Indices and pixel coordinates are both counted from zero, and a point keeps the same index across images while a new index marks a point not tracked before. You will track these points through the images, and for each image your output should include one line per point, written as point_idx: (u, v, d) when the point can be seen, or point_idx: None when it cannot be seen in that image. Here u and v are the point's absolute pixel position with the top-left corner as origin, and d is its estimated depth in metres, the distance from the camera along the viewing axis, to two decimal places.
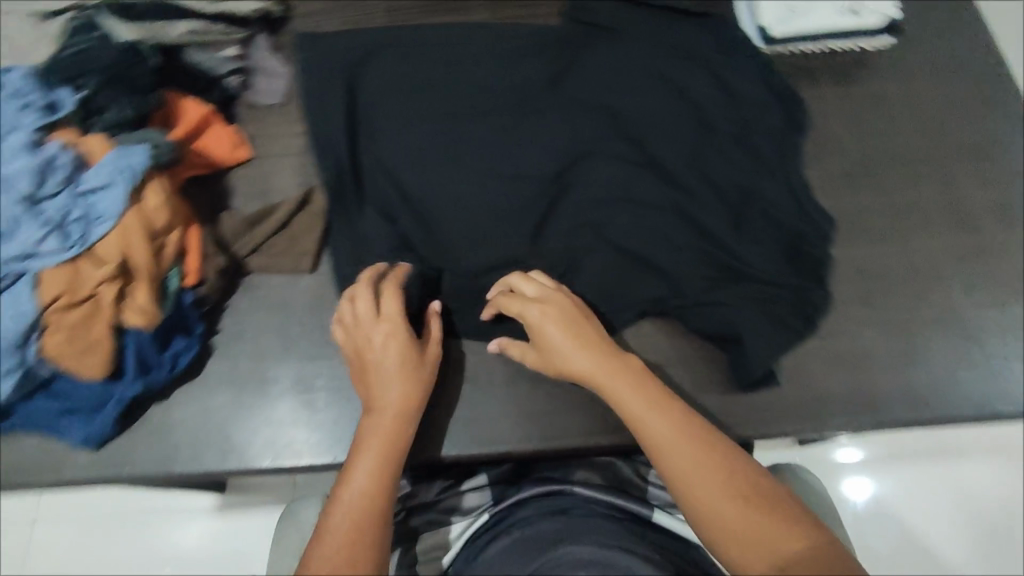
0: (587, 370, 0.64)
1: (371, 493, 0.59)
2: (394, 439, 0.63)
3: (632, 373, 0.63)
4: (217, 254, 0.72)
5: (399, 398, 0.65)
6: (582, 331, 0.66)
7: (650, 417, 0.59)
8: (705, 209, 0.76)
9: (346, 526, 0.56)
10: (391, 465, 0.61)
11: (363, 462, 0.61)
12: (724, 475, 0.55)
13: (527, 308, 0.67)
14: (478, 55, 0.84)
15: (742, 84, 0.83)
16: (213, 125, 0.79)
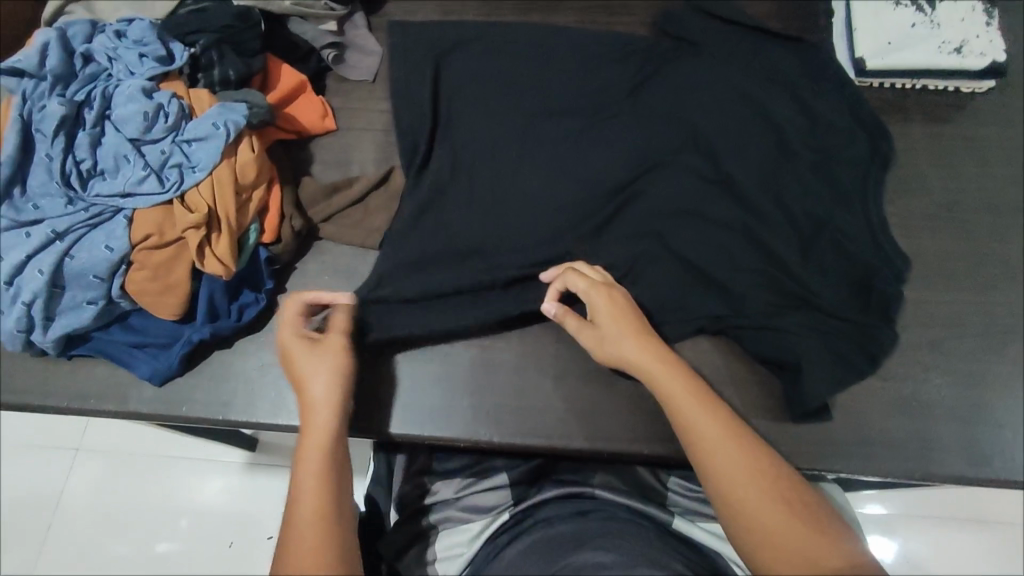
0: (638, 361, 0.64)
1: (311, 503, 0.55)
2: (334, 442, 0.59)
3: (686, 376, 0.62)
4: (296, 216, 0.75)
5: (329, 394, 0.61)
6: (638, 323, 0.67)
7: (696, 414, 0.59)
8: (775, 233, 0.75)
9: (307, 540, 0.53)
10: (330, 473, 0.57)
11: (305, 469, 0.57)
12: (766, 482, 0.55)
13: (597, 292, 0.68)
14: (564, 57, 0.86)
15: (826, 114, 0.82)
16: (305, 94, 0.82)
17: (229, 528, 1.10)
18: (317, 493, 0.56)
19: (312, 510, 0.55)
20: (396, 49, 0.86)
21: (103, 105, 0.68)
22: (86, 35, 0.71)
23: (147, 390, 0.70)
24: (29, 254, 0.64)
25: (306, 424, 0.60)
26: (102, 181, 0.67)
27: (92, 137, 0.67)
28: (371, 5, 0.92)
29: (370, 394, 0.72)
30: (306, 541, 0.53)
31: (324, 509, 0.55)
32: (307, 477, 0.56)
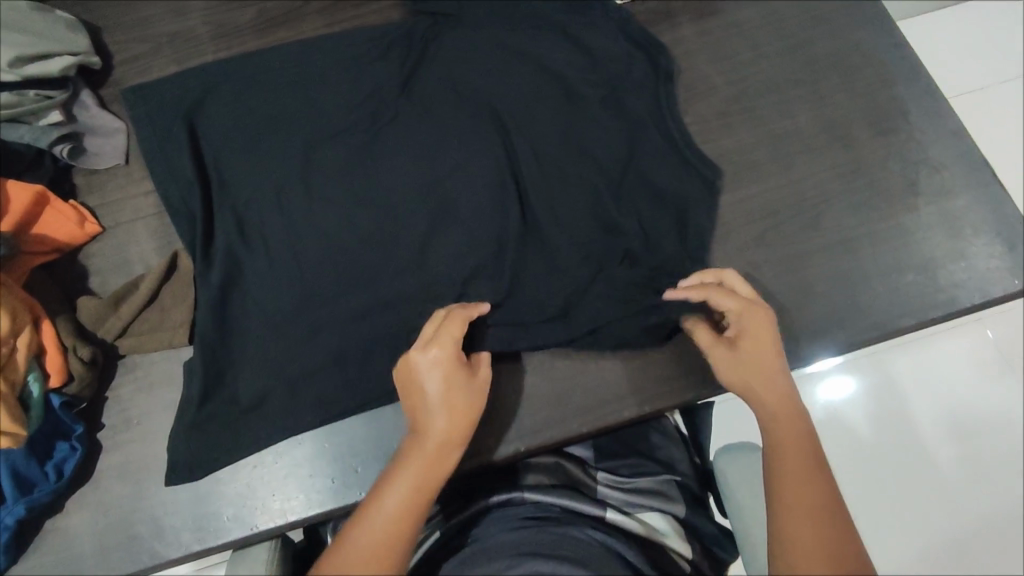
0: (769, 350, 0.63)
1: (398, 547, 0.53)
2: (431, 475, 0.57)
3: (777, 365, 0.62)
4: (81, 345, 0.67)
5: (446, 429, 0.58)
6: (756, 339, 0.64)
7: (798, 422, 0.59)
8: (582, 182, 0.73)
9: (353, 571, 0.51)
10: (407, 527, 0.54)
11: (390, 500, 0.55)
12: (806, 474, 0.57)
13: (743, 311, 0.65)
14: (321, 68, 0.79)
15: (598, 44, 0.79)
16: (50, 204, 0.72)
17: None
18: (401, 530, 0.54)
19: (354, 555, 0.52)
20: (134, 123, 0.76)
21: None
22: None
23: None
24: None
25: (404, 464, 0.57)
26: None
27: None
28: (98, 77, 0.83)
29: (231, 499, 0.66)
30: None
31: (399, 547, 0.53)
32: (371, 521, 0.54)
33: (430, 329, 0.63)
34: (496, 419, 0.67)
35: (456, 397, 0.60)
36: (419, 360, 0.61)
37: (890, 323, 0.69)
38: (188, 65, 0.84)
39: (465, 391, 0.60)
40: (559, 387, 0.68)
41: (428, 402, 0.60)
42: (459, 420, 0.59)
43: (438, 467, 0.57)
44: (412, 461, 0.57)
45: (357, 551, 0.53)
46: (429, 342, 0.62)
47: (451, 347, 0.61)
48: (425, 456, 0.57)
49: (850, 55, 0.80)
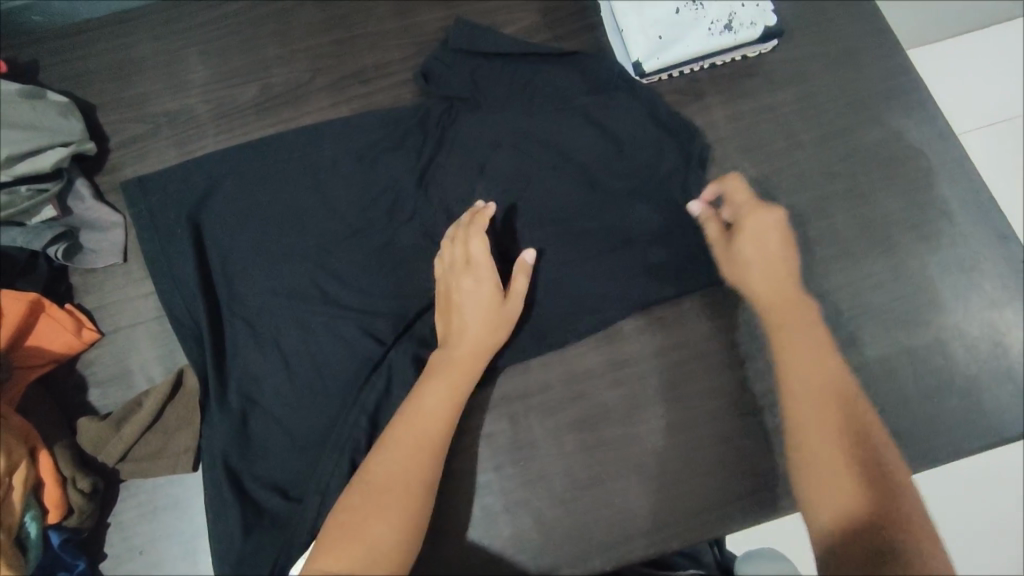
0: (764, 291, 0.65)
1: (428, 458, 0.57)
2: (466, 376, 0.62)
3: (809, 325, 0.63)
4: (81, 475, 0.64)
5: (482, 333, 0.63)
6: (776, 268, 0.66)
7: (803, 376, 0.59)
8: (621, 279, 0.69)
9: (401, 458, 0.56)
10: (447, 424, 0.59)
11: (431, 398, 0.60)
12: (835, 431, 0.55)
13: (744, 224, 0.67)
14: (330, 161, 0.74)
15: (629, 127, 0.73)
16: (44, 313, 0.68)
17: None
18: (440, 422, 0.59)
19: (374, 486, 0.55)
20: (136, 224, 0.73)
21: None
22: None
23: None
24: None
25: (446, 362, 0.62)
26: None
27: None
28: (93, 163, 0.79)
29: None
30: (369, 503, 0.54)
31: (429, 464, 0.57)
32: (396, 447, 0.57)
33: (456, 250, 0.65)
34: (516, 554, 0.64)
35: (488, 334, 0.63)
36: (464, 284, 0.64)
37: (930, 451, 0.65)
38: (188, 149, 0.79)
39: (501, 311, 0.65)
40: (584, 520, 0.64)
41: (468, 337, 0.63)
42: (492, 319, 0.63)
43: (468, 376, 0.62)
44: (436, 396, 0.60)
45: (403, 445, 0.57)
46: (469, 260, 0.64)
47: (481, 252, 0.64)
48: (450, 385, 0.60)
49: (893, 144, 0.75)
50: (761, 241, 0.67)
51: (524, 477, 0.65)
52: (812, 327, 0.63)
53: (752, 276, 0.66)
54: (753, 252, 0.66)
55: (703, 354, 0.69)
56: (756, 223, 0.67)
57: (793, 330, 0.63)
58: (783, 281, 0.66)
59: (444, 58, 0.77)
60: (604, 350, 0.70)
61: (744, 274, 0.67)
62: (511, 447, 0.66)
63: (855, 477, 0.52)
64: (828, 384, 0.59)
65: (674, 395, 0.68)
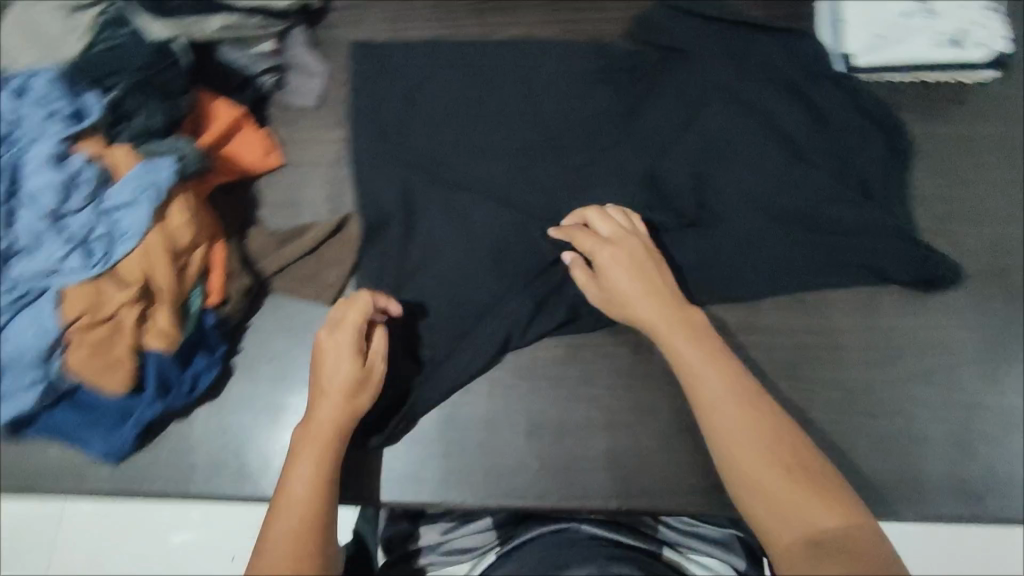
0: (648, 313, 0.62)
1: (313, 541, 0.53)
2: (335, 442, 0.59)
3: (712, 348, 0.60)
4: (242, 274, 0.70)
5: (335, 419, 0.60)
6: (651, 282, 0.64)
7: (711, 383, 0.57)
8: (802, 247, 0.71)
9: (282, 547, 0.52)
10: (321, 501, 0.55)
11: (299, 482, 0.56)
12: (767, 439, 0.54)
13: (600, 248, 0.65)
14: (535, 78, 0.80)
15: (836, 109, 0.75)
16: (244, 129, 0.76)
17: None
18: (318, 497, 0.55)
19: (291, 504, 0.55)
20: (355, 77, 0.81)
21: (10, 179, 0.60)
22: None
23: (107, 468, 0.69)
24: None
25: (309, 437, 0.59)
26: (24, 261, 0.61)
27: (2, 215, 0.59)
28: (310, 16, 0.84)
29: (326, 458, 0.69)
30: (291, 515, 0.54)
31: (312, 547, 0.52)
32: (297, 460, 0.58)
33: (341, 309, 0.63)
34: (605, 469, 0.66)
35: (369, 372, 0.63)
36: (578, 277, 0.66)
37: None
38: (400, 27, 0.84)
39: (596, 294, 0.65)
40: (678, 461, 0.66)
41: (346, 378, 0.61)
42: (339, 401, 0.61)
43: (332, 450, 0.59)
44: (338, 413, 0.60)
45: (281, 536, 0.53)
46: (340, 320, 0.63)
47: (350, 331, 0.62)
48: (336, 398, 0.61)
49: None
50: (631, 265, 0.64)
51: (632, 404, 0.68)
52: (690, 349, 0.60)
53: (624, 299, 0.63)
54: (622, 284, 0.64)
55: (834, 347, 0.70)
56: (609, 254, 0.65)
57: (682, 342, 0.60)
58: (650, 303, 0.63)
59: (665, 14, 0.80)
60: (737, 316, 0.72)
61: (626, 309, 0.63)
62: (627, 374, 0.69)
63: (789, 477, 0.52)
64: (743, 398, 0.56)
65: (794, 378, 0.69)
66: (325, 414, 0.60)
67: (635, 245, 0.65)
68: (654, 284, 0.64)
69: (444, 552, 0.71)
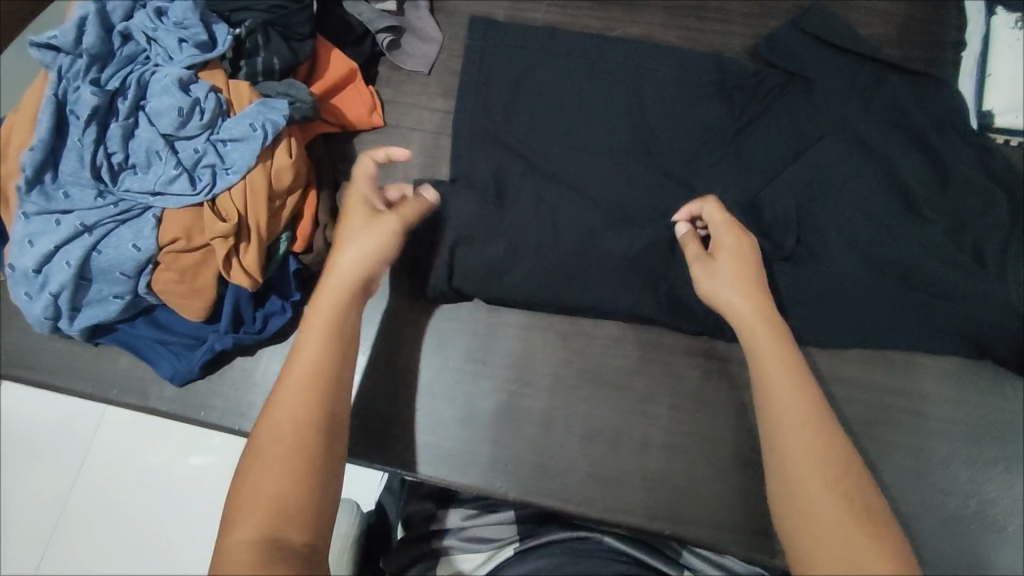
0: (747, 314, 0.58)
1: (320, 408, 0.51)
2: (347, 307, 0.57)
3: (799, 364, 0.55)
4: (331, 226, 0.70)
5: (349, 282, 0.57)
6: (756, 283, 0.60)
7: (789, 394, 0.53)
8: (900, 307, 0.66)
9: (291, 414, 0.50)
10: (333, 364, 0.53)
11: (307, 345, 0.53)
12: (833, 469, 0.49)
13: (722, 237, 0.61)
14: (647, 77, 0.76)
15: (961, 167, 0.68)
16: (354, 83, 0.76)
17: (186, 519, 0.92)
18: (329, 363, 0.53)
19: (300, 365, 0.52)
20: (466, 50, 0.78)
21: (137, 95, 0.63)
22: (126, 9, 0.65)
23: (170, 390, 0.70)
24: (57, 244, 0.62)
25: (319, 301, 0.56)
26: (135, 176, 0.63)
27: (125, 129, 0.62)
28: None
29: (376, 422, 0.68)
30: (275, 458, 0.47)
31: (320, 416, 0.50)
32: (280, 395, 0.51)
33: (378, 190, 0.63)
34: (656, 491, 0.64)
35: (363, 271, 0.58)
36: (691, 249, 0.62)
37: None
38: (519, 6, 0.83)
39: (702, 276, 0.60)
40: (732, 496, 0.64)
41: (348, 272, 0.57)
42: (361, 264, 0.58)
43: (345, 319, 0.56)
44: (379, 231, 0.59)
45: (288, 401, 0.50)
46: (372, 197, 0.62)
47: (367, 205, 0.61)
48: (374, 231, 0.59)
49: None
50: (743, 266, 0.60)
51: (693, 429, 0.66)
52: (794, 359, 0.55)
53: (725, 288, 0.59)
54: (732, 275, 0.59)
55: (915, 412, 0.67)
56: (731, 245, 0.61)
57: (772, 347, 0.56)
58: (754, 303, 0.58)
59: (793, 33, 0.75)
60: (819, 361, 0.68)
61: (729, 298, 0.59)
62: (693, 398, 0.67)
63: (845, 514, 0.46)
64: (817, 425, 0.51)
65: (869, 438, 0.66)
66: (339, 277, 0.57)
67: (749, 245, 0.61)
68: (760, 291, 0.59)
69: (465, 539, 0.65)
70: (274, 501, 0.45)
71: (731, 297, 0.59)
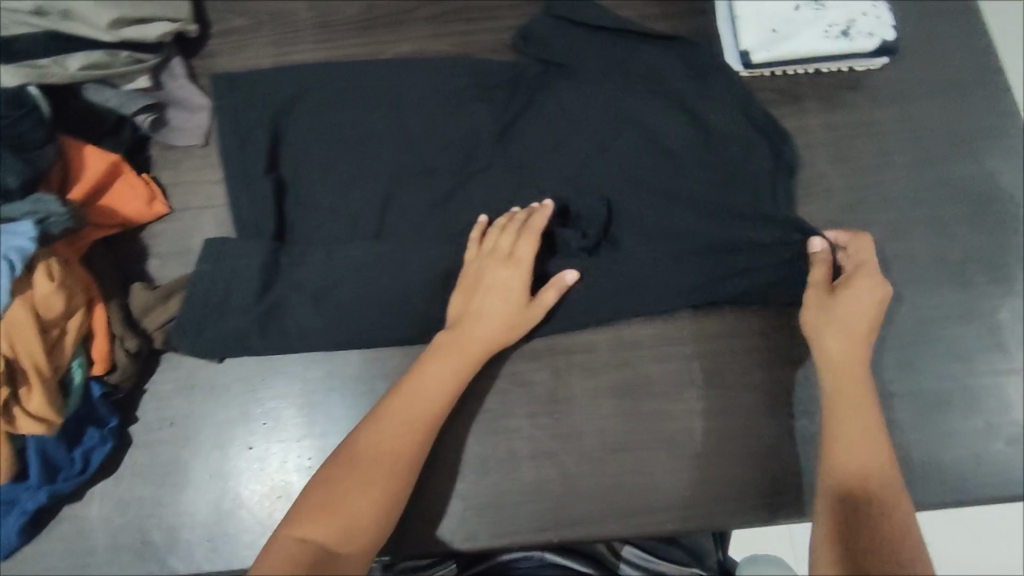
0: (833, 356, 0.63)
1: (411, 441, 0.60)
2: (463, 376, 0.64)
3: (870, 411, 0.61)
4: (129, 336, 0.64)
5: (490, 338, 0.65)
6: (865, 339, 0.64)
7: (856, 437, 0.60)
8: (694, 261, 0.68)
9: (385, 438, 0.59)
10: (433, 413, 0.62)
11: (434, 377, 0.63)
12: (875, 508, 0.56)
13: (874, 285, 0.64)
14: (427, 99, 0.76)
15: (720, 120, 0.74)
16: (122, 176, 0.70)
17: None
18: (433, 405, 0.62)
19: (417, 397, 0.62)
20: (219, 119, 0.74)
21: None
22: None
23: None
24: None
25: (454, 344, 0.64)
26: None
27: None
28: (187, 45, 0.79)
29: (235, 524, 0.64)
30: (349, 480, 0.57)
31: (412, 452, 0.59)
32: (391, 423, 0.60)
33: (503, 241, 0.66)
34: (533, 501, 0.65)
35: (509, 326, 0.65)
36: (817, 270, 0.66)
37: (962, 493, 0.65)
38: (284, 51, 0.79)
39: (819, 291, 0.65)
40: (605, 484, 0.65)
41: (482, 329, 0.64)
42: (472, 342, 0.64)
43: (469, 368, 0.64)
44: (512, 328, 0.65)
45: (387, 427, 0.60)
46: (513, 255, 0.66)
47: (518, 280, 0.65)
48: (517, 287, 0.65)
49: (985, 186, 0.74)
50: (866, 321, 0.64)
51: (555, 432, 0.66)
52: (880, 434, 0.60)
53: (828, 323, 0.64)
54: (848, 315, 0.64)
55: (750, 350, 0.69)
56: (870, 297, 0.64)
57: (854, 401, 0.61)
58: (863, 365, 0.63)
59: (550, 25, 0.78)
60: (657, 328, 0.69)
61: (823, 329, 0.64)
62: (549, 400, 0.67)
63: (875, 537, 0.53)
64: (884, 470, 0.58)
65: (721, 384, 0.68)
66: (483, 323, 0.65)
67: (878, 306, 0.64)
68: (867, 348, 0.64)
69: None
70: (334, 516, 0.55)
71: (835, 326, 0.63)
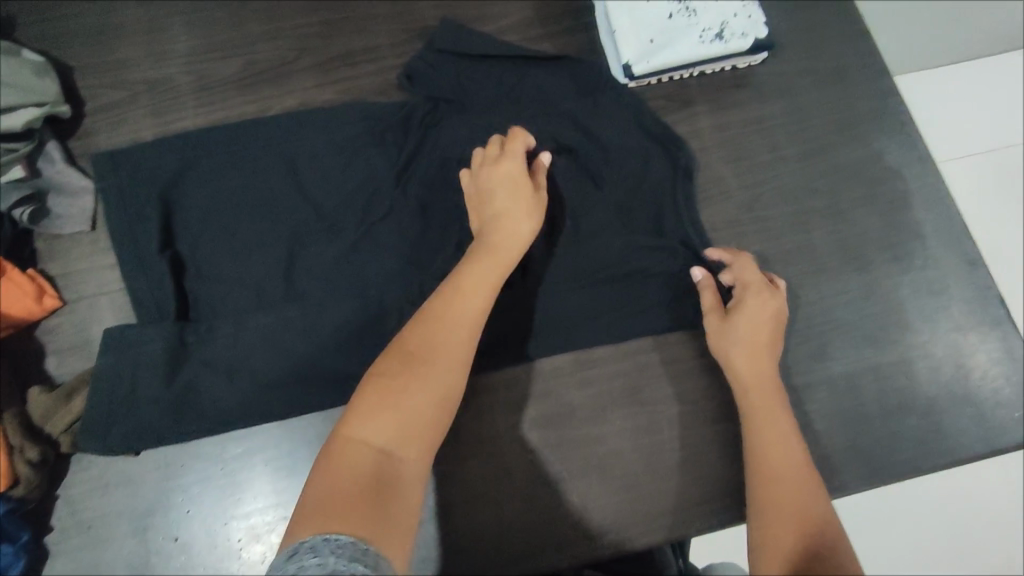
0: (742, 373, 0.63)
1: (465, 333, 0.56)
2: (503, 267, 0.61)
3: (782, 413, 0.61)
4: (29, 446, 0.62)
5: (519, 234, 0.63)
6: (770, 348, 0.64)
7: (766, 441, 0.60)
8: (607, 281, 0.70)
9: (438, 331, 0.56)
10: (484, 305, 0.59)
11: (477, 270, 0.60)
12: (793, 500, 0.55)
13: (762, 296, 0.65)
14: (319, 150, 0.74)
15: (616, 135, 0.75)
16: (4, 277, 0.67)
17: None
18: (481, 298, 0.59)
19: (463, 290, 0.58)
20: (104, 202, 0.72)
21: None
22: None
23: None
24: None
25: (489, 244, 0.62)
26: None
27: None
28: (61, 125, 0.76)
29: None
30: (408, 372, 0.53)
31: (464, 348, 0.56)
32: (439, 317, 0.56)
33: (496, 151, 0.68)
34: (469, 547, 0.64)
35: (529, 222, 0.64)
36: (706, 297, 0.67)
37: (883, 471, 0.67)
38: (165, 120, 0.76)
39: (714, 320, 0.66)
40: (540, 518, 0.65)
41: (507, 231, 0.63)
42: (499, 242, 0.62)
43: (506, 265, 0.62)
44: (532, 224, 0.64)
45: (437, 321, 0.56)
46: (506, 156, 0.68)
47: (519, 178, 0.66)
48: (524, 186, 0.66)
49: (872, 167, 0.76)
50: (764, 332, 0.64)
51: (484, 472, 0.66)
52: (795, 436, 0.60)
53: (730, 342, 0.64)
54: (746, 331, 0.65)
55: (669, 361, 0.70)
56: (761, 305, 0.65)
57: (762, 411, 0.61)
58: (767, 374, 0.63)
59: (437, 60, 0.77)
60: (575, 352, 0.69)
61: (725, 353, 0.64)
62: (475, 441, 0.67)
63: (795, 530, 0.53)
64: (798, 469, 0.58)
65: (643, 400, 0.69)
66: (510, 221, 0.64)
67: (777, 310, 0.65)
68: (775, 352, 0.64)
69: None
70: (393, 414, 0.51)
71: (734, 349, 0.64)
